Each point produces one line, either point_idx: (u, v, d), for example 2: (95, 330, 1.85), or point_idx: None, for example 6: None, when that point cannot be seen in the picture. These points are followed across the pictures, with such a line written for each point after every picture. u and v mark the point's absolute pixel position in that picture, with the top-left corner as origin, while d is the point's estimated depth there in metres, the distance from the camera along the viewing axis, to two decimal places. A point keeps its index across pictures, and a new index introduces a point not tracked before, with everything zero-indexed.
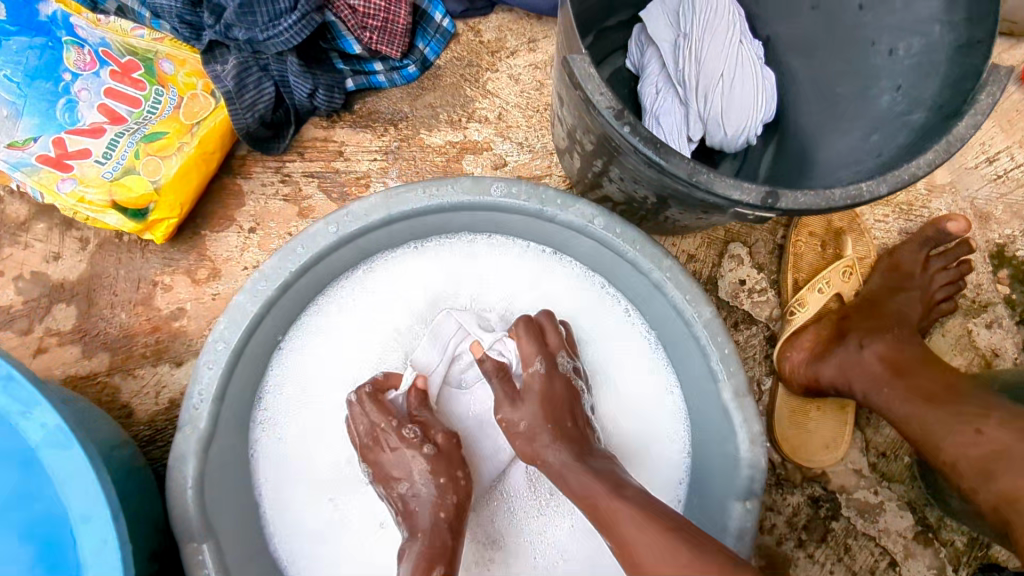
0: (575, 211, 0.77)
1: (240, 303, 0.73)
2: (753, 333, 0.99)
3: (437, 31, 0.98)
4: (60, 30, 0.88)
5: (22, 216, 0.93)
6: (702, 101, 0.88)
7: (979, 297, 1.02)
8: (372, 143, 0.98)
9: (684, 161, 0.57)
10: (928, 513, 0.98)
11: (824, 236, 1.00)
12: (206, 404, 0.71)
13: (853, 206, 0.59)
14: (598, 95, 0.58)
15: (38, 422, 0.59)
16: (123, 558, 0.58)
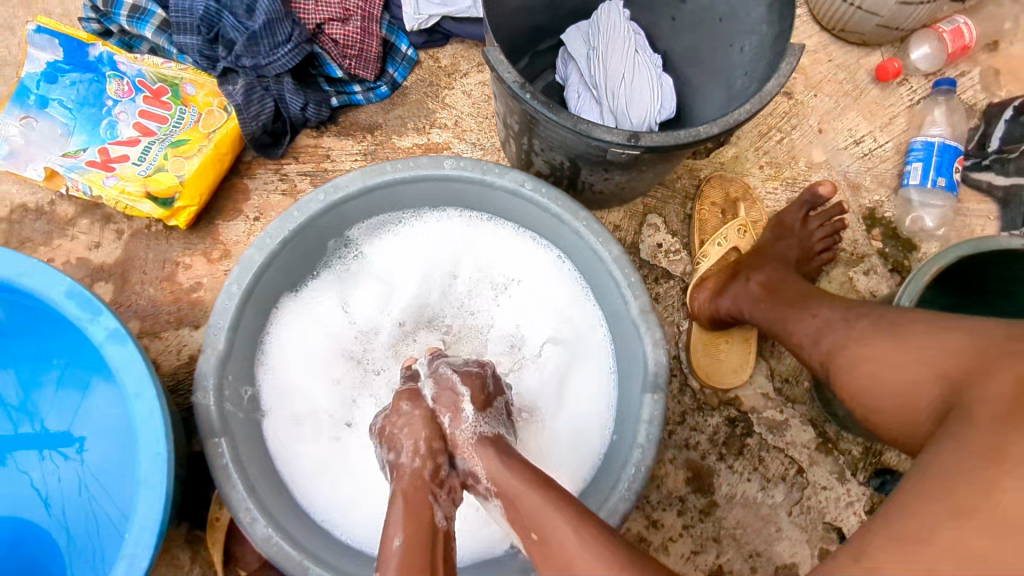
0: (509, 178, 0.99)
1: (249, 255, 0.94)
2: (670, 285, 1.21)
3: (403, 58, 1.23)
4: (104, 66, 1.13)
5: (69, 214, 1.15)
6: (611, 98, 1.12)
7: (856, 251, 1.25)
8: (354, 148, 1.21)
9: (569, 115, 0.81)
10: (827, 427, 1.18)
11: (723, 205, 1.23)
12: (222, 333, 0.91)
13: (697, 143, 0.82)
14: (507, 74, 0.82)
15: (103, 326, 0.79)
16: (163, 422, 0.78)
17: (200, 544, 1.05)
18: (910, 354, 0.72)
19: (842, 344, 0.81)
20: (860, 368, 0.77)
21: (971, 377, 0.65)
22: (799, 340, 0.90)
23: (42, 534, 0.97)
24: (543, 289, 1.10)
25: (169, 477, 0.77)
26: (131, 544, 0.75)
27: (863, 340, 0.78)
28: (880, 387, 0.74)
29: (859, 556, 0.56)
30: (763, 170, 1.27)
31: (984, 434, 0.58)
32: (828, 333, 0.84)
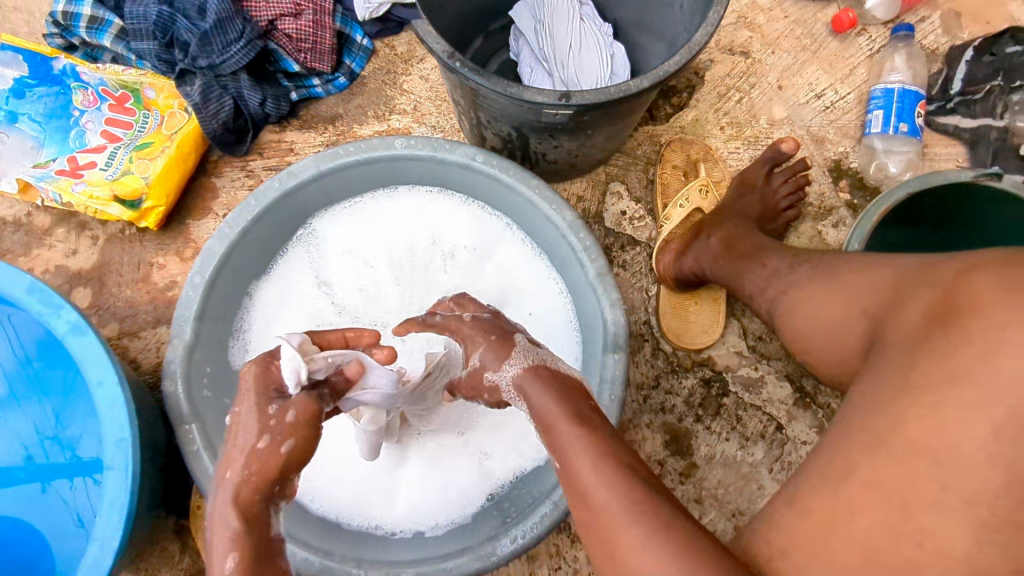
0: (460, 152, 1.00)
1: (210, 245, 0.96)
2: (637, 251, 1.21)
3: (359, 49, 1.25)
4: (69, 78, 1.17)
5: (46, 224, 1.19)
6: (561, 70, 1.14)
7: (823, 204, 1.25)
8: (316, 140, 1.24)
9: (499, 80, 0.82)
10: (804, 382, 1.17)
11: (685, 168, 1.23)
12: (189, 323, 0.93)
13: (628, 98, 0.83)
14: (436, 44, 0.83)
15: (65, 319, 0.82)
16: (126, 409, 0.81)
17: (188, 534, 1.08)
18: (840, 295, 0.75)
19: (783, 290, 0.86)
20: (799, 312, 0.81)
21: (890, 308, 0.67)
22: (751, 292, 0.94)
23: (15, 539, 0.95)
24: (504, 254, 1.12)
25: (134, 461, 0.80)
26: (101, 528, 0.78)
27: (802, 283, 0.83)
28: (814, 326, 0.78)
29: (793, 503, 0.57)
30: (724, 131, 1.27)
31: (898, 362, 0.59)
32: (776, 280, 0.88)
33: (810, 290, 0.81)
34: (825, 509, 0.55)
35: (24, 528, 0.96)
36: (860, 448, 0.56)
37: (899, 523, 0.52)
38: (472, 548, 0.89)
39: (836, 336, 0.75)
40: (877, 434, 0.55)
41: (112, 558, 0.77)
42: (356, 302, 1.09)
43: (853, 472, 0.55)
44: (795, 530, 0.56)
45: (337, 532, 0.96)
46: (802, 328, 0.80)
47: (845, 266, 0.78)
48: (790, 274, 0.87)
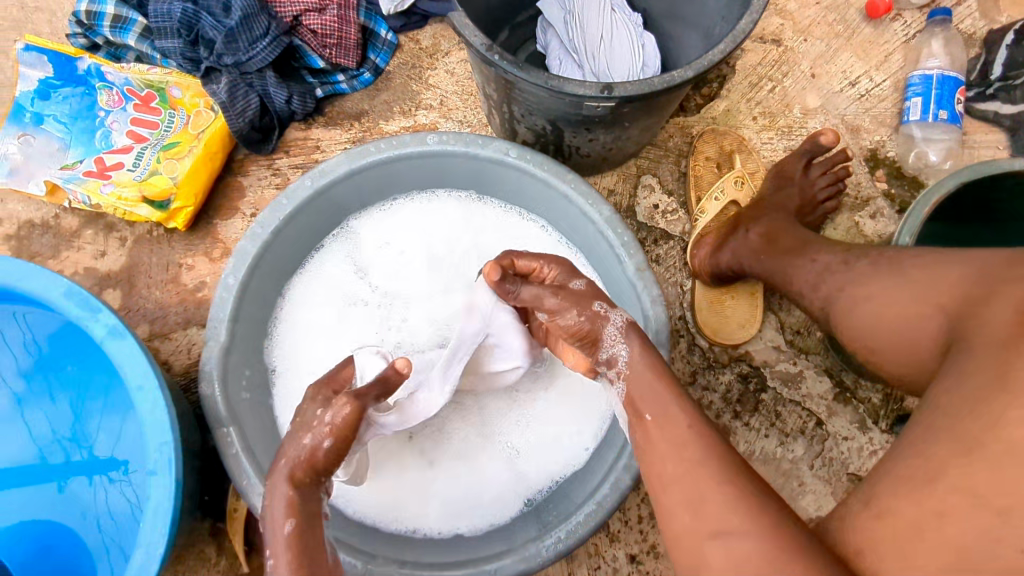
0: (493, 148, 0.98)
1: (242, 246, 0.95)
2: (671, 246, 1.19)
3: (383, 43, 1.23)
4: (94, 78, 1.15)
5: (74, 226, 1.18)
6: (592, 62, 1.11)
7: (860, 194, 1.22)
8: (342, 137, 1.22)
9: (540, 72, 0.80)
10: (844, 376, 1.15)
11: (718, 159, 1.21)
12: (222, 325, 0.92)
13: (672, 89, 0.81)
14: (473, 36, 0.81)
15: (103, 323, 0.81)
16: (168, 412, 0.80)
17: (224, 536, 1.07)
18: (911, 292, 0.73)
19: (840, 287, 0.83)
20: (859, 309, 0.79)
21: (971, 304, 0.64)
22: (799, 288, 0.91)
23: (56, 543, 0.95)
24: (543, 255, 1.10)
25: (177, 462, 0.80)
26: (147, 532, 0.78)
27: (861, 280, 0.81)
28: (877, 322, 0.76)
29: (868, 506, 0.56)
30: (757, 121, 1.25)
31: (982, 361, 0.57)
32: (830, 275, 0.86)
33: (871, 285, 0.79)
34: (910, 516, 0.53)
35: (64, 531, 0.96)
36: (949, 452, 0.53)
37: (991, 528, 0.50)
38: (517, 549, 0.88)
39: (904, 335, 0.73)
40: (965, 438, 0.53)
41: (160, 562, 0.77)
42: (392, 302, 1.09)
43: (941, 475, 0.53)
44: (872, 535, 0.54)
45: (376, 534, 0.95)
46: (863, 325, 0.78)
47: (913, 261, 0.76)
48: (848, 269, 0.84)
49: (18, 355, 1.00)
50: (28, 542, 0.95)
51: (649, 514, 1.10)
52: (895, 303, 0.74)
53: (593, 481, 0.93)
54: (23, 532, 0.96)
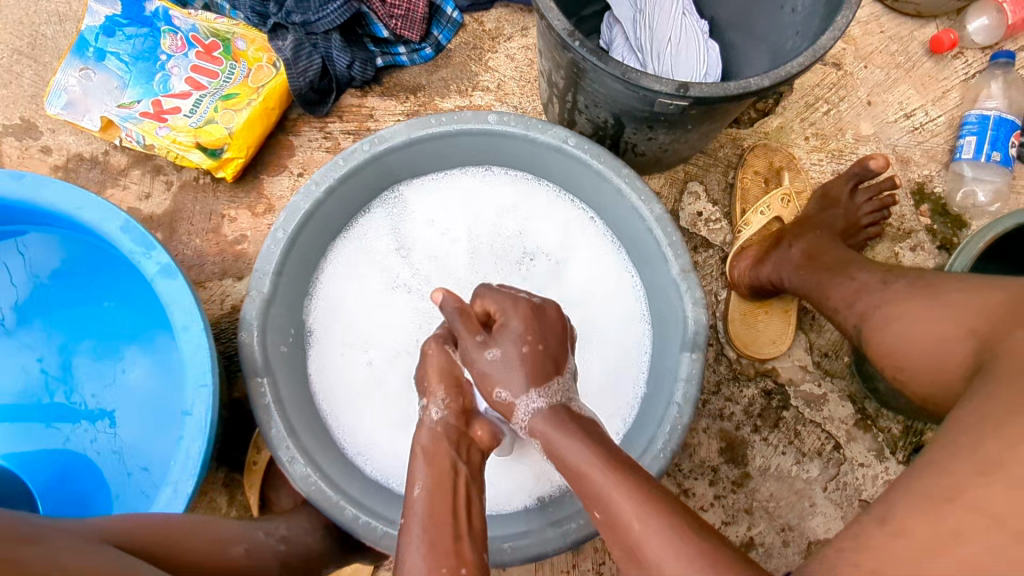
0: (552, 134, 0.99)
1: (295, 201, 0.95)
2: (710, 254, 1.19)
3: (448, 21, 1.23)
4: (160, 21, 1.16)
5: (122, 165, 1.18)
6: (655, 61, 1.12)
7: (903, 226, 1.22)
8: (397, 109, 1.22)
9: (618, 64, 0.81)
10: (867, 404, 1.15)
11: (767, 174, 1.21)
12: (267, 278, 0.93)
13: (747, 96, 0.81)
14: (557, 21, 0.82)
15: (155, 260, 0.82)
16: (210, 356, 0.81)
17: (237, 488, 1.07)
18: (946, 312, 0.73)
19: (876, 305, 0.83)
20: (891, 329, 0.79)
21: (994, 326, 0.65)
22: (833, 303, 0.92)
23: (74, 474, 0.95)
24: (585, 253, 1.11)
25: (214, 409, 0.80)
26: (176, 471, 0.78)
27: (897, 300, 0.80)
28: (909, 342, 0.76)
29: None
30: (808, 142, 1.25)
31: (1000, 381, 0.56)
32: (867, 294, 0.86)
33: (909, 306, 0.78)
34: (919, 526, 0.52)
35: (82, 463, 0.95)
36: (965, 467, 0.53)
37: None
38: (533, 532, 0.88)
39: (933, 355, 0.73)
40: (988, 454, 0.52)
41: (186, 501, 0.77)
42: (433, 273, 1.10)
43: (960, 493, 0.51)
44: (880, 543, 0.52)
45: (388, 496, 0.95)
46: (891, 345, 0.79)
47: (947, 285, 0.76)
48: (884, 289, 0.84)
49: (62, 283, 1.00)
50: (50, 467, 0.95)
51: None
52: (923, 321, 0.75)
53: None
54: (47, 457, 0.96)
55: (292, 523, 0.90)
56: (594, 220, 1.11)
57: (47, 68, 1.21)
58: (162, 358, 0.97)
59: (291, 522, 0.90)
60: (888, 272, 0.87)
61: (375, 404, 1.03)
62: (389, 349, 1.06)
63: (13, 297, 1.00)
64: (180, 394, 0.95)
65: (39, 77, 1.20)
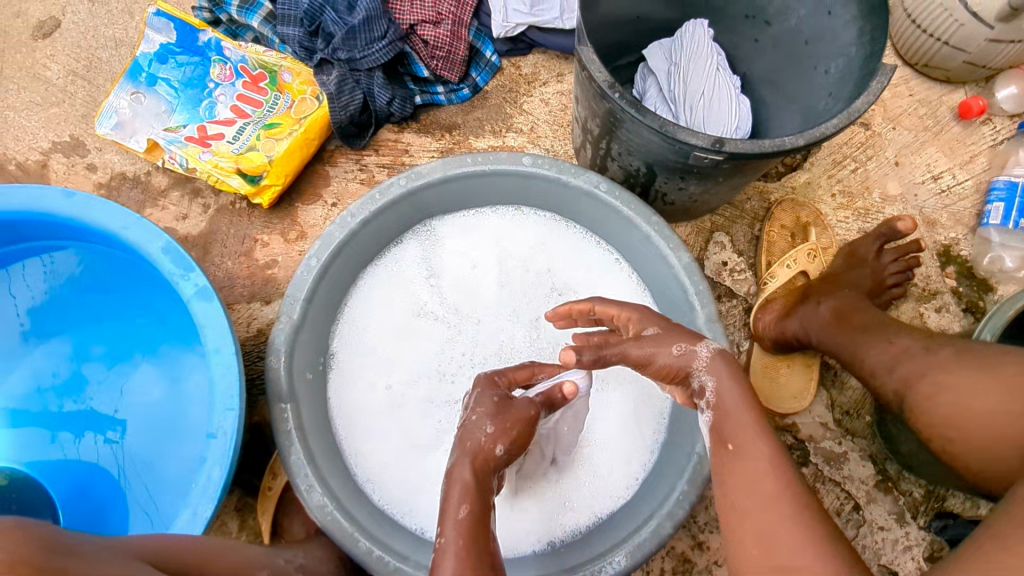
0: (585, 179, 1.01)
1: (330, 230, 0.97)
2: (734, 304, 1.20)
3: (487, 64, 1.27)
4: (211, 51, 1.21)
5: (163, 185, 1.22)
6: (688, 112, 1.13)
7: (928, 287, 1.22)
8: (431, 145, 1.26)
9: (656, 117, 0.83)
10: (888, 465, 1.13)
11: (793, 229, 1.22)
12: (299, 303, 0.94)
13: (780, 154, 0.82)
14: (598, 73, 0.85)
15: (193, 283, 0.83)
16: (239, 383, 0.82)
17: (249, 513, 1.06)
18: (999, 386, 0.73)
19: (921, 372, 0.82)
20: (938, 400, 0.79)
21: None
22: (871, 366, 0.91)
23: (93, 489, 0.95)
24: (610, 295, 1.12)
25: (239, 435, 0.81)
26: (197, 493, 0.79)
27: (942, 369, 0.80)
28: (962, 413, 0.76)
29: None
30: (835, 199, 1.26)
31: None
32: (908, 360, 0.85)
33: (956, 376, 0.78)
34: None
35: (101, 478, 0.96)
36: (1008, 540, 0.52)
37: None
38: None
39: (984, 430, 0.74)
40: None
41: (204, 526, 0.77)
42: (458, 305, 1.11)
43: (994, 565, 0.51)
44: None
45: (400, 530, 0.94)
46: (940, 416, 0.79)
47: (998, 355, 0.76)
48: (928, 356, 0.83)
49: (98, 299, 1.02)
50: (70, 479, 0.96)
51: (672, 568, 1.08)
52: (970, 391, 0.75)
53: (635, 521, 0.91)
54: (69, 470, 0.96)
55: (307, 552, 0.90)
56: (619, 261, 1.13)
57: (99, 90, 1.25)
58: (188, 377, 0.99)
59: (306, 551, 0.90)
60: (929, 338, 0.86)
61: (392, 434, 1.03)
62: (410, 378, 1.06)
63: (46, 311, 1.02)
64: (203, 414, 0.96)
65: (90, 98, 1.25)
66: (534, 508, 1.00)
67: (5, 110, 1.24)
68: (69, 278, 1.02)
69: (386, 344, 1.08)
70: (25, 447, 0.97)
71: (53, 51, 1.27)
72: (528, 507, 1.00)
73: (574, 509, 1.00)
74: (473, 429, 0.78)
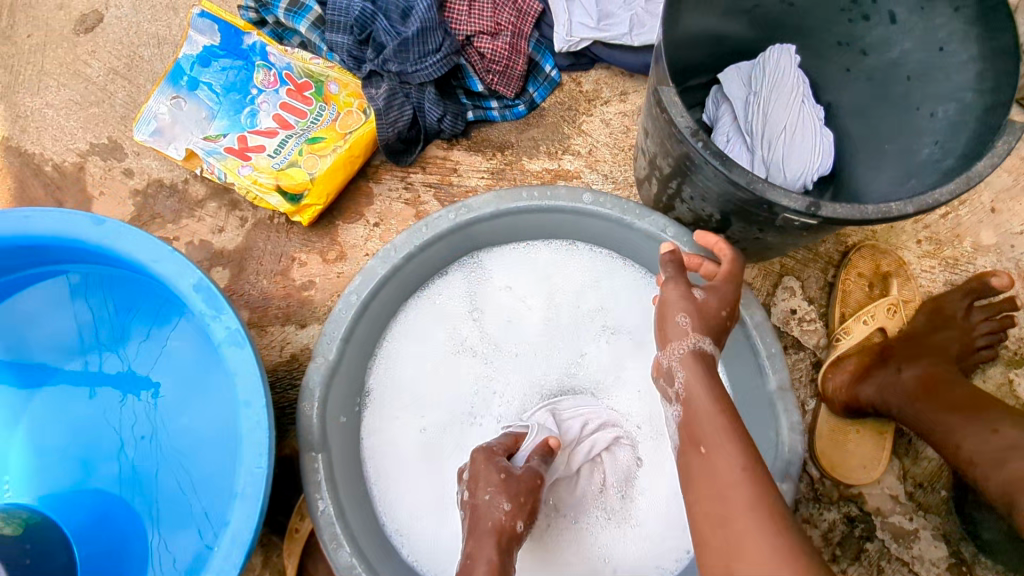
0: (651, 221, 0.92)
1: (372, 265, 0.90)
2: (800, 357, 1.10)
3: (545, 79, 1.18)
4: (256, 56, 1.14)
5: (200, 195, 1.16)
6: (765, 148, 1.00)
7: (1020, 351, 1.10)
8: (481, 165, 1.17)
9: (743, 172, 0.74)
10: (963, 547, 1.03)
11: (871, 278, 1.11)
12: (335, 344, 0.88)
13: (884, 221, 0.73)
14: (681, 117, 0.76)
15: (224, 325, 0.78)
16: (267, 438, 0.75)
17: (273, 550, 1.02)
18: None
19: None
20: None
21: None
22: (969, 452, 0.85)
23: (112, 523, 0.92)
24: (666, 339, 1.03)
25: (265, 495, 0.75)
26: (218, 560, 0.73)
27: None
28: None
29: None
30: (920, 245, 1.15)
31: None
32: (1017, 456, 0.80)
33: None
34: None
35: (122, 511, 0.92)
36: None
37: None
38: None
39: None
40: None
41: None
42: (502, 344, 1.04)
43: None
44: None
45: None
46: None
47: None
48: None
49: (120, 321, 0.97)
50: (89, 512, 0.92)
51: None
52: None
53: None
54: (87, 501, 0.92)
55: None
56: None
57: (140, 90, 1.20)
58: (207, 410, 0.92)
59: None
60: None
61: (427, 483, 0.96)
62: (448, 422, 0.99)
63: (70, 333, 0.97)
64: (222, 453, 0.90)
65: (130, 98, 1.20)
66: (576, 563, 0.93)
67: (44, 108, 1.19)
68: (90, 297, 0.96)
69: (425, 383, 1.01)
70: (45, 475, 0.93)
71: (95, 47, 1.22)
72: (569, 563, 0.93)
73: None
74: (490, 507, 0.74)
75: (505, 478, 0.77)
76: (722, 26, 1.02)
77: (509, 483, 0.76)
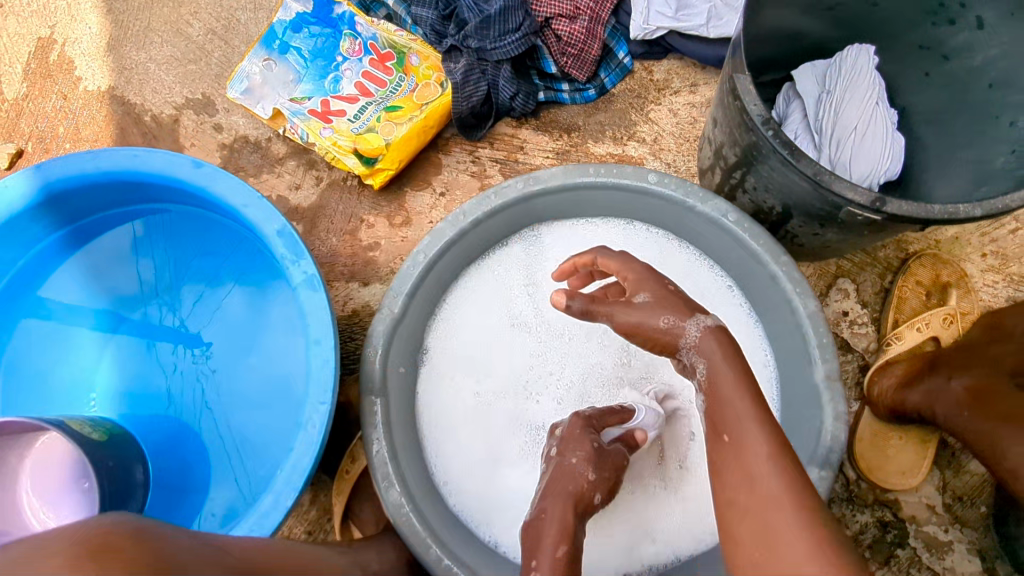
0: (713, 206, 0.94)
1: (441, 227, 0.95)
2: (848, 359, 1.10)
3: (617, 65, 1.21)
4: (344, 25, 1.21)
5: (281, 153, 1.24)
6: (832, 147, 1.00)
7: None
8: (547, 145, 1.21)
9: (811, 163, 0.75)
10: (998, 565, 1.02)
11: (930, 287, 1.10)
12: (401, 298, 0.94)
13: (950, 222, 0.73)
14: (752, 105, 0.78)
15: (302, 269, 0.84)
16: (333, 375, 0.81)
17: (322, 489, 1.08)
18: None
19: None
20: None
21: None
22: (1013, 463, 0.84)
23: (181, 444, 1.00)
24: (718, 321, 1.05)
25: (328, 428, 0.80)
26: (281, 482, 0.79)
27: None
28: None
29: None
30: (984, 259, 1.13)
31: None
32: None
33: None
34: None
35: (190, 434, 1.00)
36: None
37: None
38: None
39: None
40: None
41: (282, 515, 0.78)
42: (556, 316, 1.07)
43: None
44: None
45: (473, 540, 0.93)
46: None
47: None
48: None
49: (203, 262, 1.05)
50: (162, 431, 1.00)
51: None
52: None
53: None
54: (161, 422, 1.01)
55: (380, 552, 0.90)
56: (732, 288, 1.05)
57: (234, 51, 1.28)
58: (274, 349, 1.00)
59: (380, 551, 0.90)
60: None
61: (475, 440, 1.01)
62: (499, 385, 1.04)
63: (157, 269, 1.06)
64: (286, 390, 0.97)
65: (225, 58, 1.28)
66: (619, 534, 0.95)
67: (147, 62, 1.29)
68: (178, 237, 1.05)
69: (479, 347, 1.06)
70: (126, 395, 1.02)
71: (197, 9, 1.30)
72: (615, 533, 0.95)
73: (657, 546, 0.95)
74: (575, 473, 0.75)
75: (597, 449, 0.78)
76: (802, 23, 1.03)
77: (599, 455, 0.77)
